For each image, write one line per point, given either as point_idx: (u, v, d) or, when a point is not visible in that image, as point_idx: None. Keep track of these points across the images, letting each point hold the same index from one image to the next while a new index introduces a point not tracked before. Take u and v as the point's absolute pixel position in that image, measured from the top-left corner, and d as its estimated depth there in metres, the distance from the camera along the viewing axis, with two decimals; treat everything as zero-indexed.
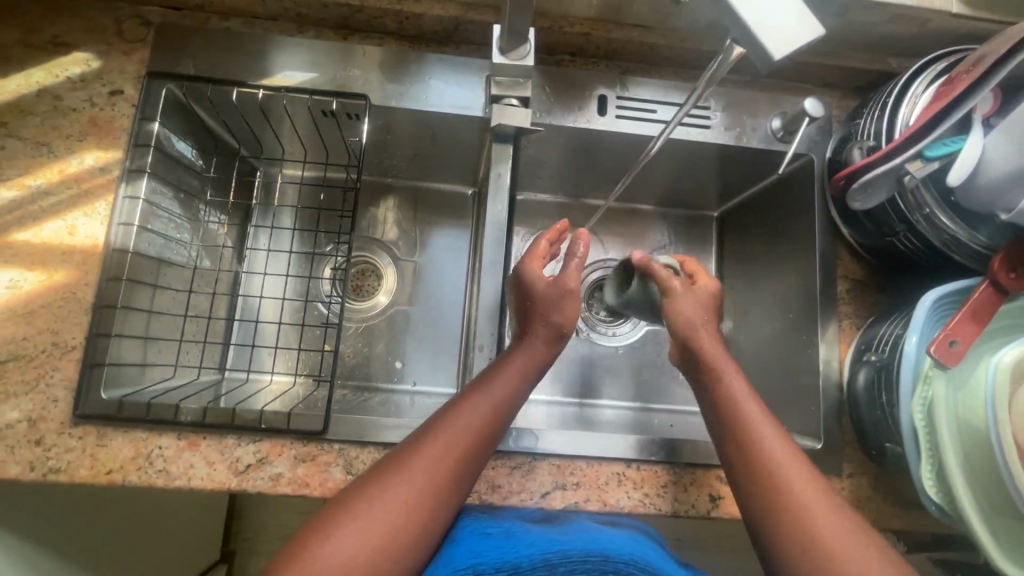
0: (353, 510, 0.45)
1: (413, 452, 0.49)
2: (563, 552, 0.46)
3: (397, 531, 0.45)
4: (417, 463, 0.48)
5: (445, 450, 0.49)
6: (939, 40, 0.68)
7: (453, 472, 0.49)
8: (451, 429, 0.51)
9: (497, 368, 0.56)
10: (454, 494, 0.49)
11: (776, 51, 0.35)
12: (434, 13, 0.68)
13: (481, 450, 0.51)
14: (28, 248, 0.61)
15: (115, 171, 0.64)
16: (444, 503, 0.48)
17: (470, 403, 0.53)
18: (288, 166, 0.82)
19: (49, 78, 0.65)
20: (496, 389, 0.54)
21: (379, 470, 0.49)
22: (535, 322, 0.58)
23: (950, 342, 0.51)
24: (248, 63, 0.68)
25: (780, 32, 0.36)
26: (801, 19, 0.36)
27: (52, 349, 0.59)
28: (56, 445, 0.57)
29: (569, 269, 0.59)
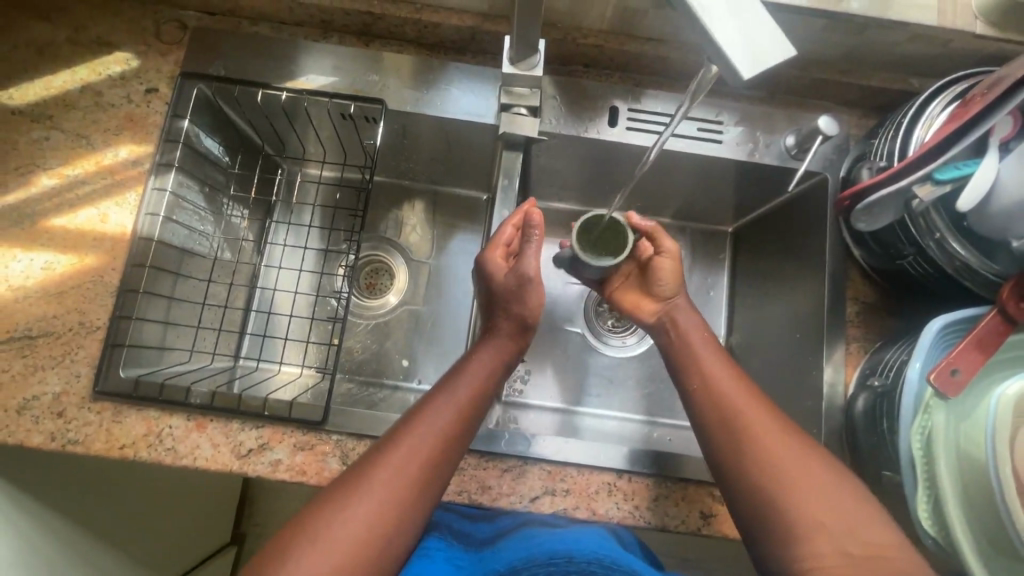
0: (333, 508, 0.48)
1: (387, 446, 0.51)
2: (529, 559, 0.49)
3: (376, 525, 0.47)
4: (392, 457, 0.50)
5: (420, 443, 0.51)
6: (963, 61, 0.66)
7: (432, 463, 0.51)
8: (425, 421, 0.53)
9: (467, 360, 0.59)
10: (430, 486, 0.51)
11: (747, 70, 0.35)
12: (452, 23, 0.71)
13: (455, 440, 0.53)
14: (63, 233, 0.65)
15: (146, 163, 0.68)
16: (422, 496, 0.50)
17: (442, 395, 0.55)
18: (309, 165, 0.85)
19: (91, 75, 0.70)
20: (468, 380, 0.57)
21: (357, 466, 0.51)
22: (497, 316, 0.62)
23: (951, 370, 0.50)
24: (273, 66, 0.72)
25: (753, 52, 0.35)
26: (777, 37, 0.35)
27: (78, 328, 0.64)
28: (76, 418, 0.61)
29: (522, 262, 0.62)
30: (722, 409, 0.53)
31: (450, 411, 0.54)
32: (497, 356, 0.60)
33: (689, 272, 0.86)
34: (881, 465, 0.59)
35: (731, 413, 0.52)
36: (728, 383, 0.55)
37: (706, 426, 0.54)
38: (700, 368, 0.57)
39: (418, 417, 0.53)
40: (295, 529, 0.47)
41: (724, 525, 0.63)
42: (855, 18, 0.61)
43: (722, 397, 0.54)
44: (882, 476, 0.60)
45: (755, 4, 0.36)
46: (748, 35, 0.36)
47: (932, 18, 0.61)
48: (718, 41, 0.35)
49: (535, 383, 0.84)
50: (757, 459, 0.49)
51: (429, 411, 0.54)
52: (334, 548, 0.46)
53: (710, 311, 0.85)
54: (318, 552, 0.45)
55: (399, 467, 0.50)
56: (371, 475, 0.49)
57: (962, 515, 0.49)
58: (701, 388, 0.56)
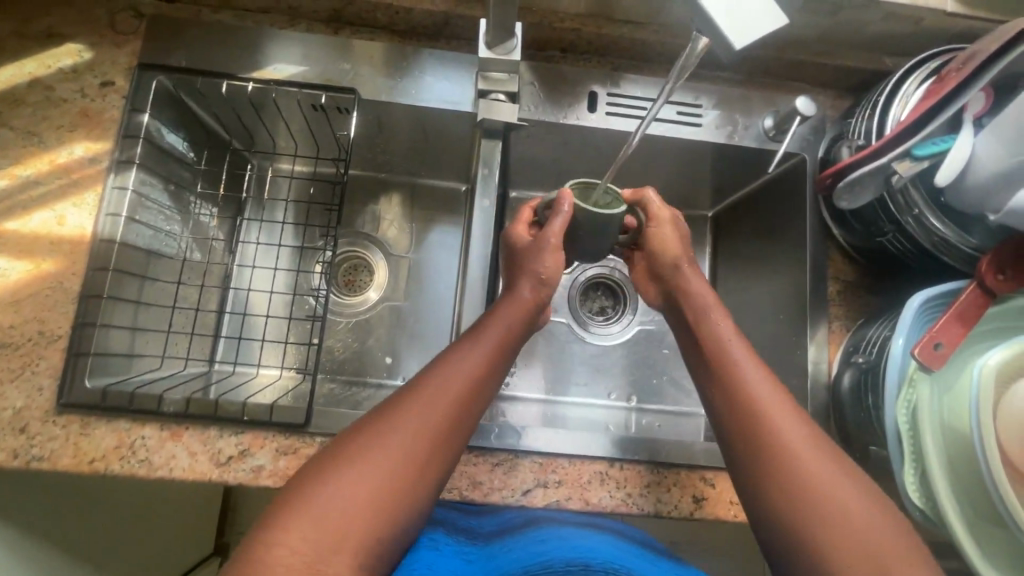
0: (349, 454, 0.45)
1: (407, 399, 0.49)
2: (544, 564, 0.48)
3: (372, 491, 0.44)
4: (410, 409, 0.48)
5: (438, 396, 0.49)
6: (934, 40, 0.67)
7: (451, 419, 0.49)
8: (443, 376, 0.51)
9: (486, 319, 0.56)
10: (447, 445, 0.48)
11: (737, 41, 0.34)
12: (423, 8, 0.68)
13: (473, 400, 0.51)
14: (16, 238, 0.62)
15: (104, 162, 0.65)
16: (440, 455, 0.48)
17: (469, 350, 0.53)
18: (280, 160, 0.82)
19: (41, 69, 0.66)
20: (489, 337, 0.54)
21: (373, 415, 0.48)
22: (521, 279, 0.59)
23: (935, 344, 0.50)
24: (238, 56, 0.68)
25: (744, 24, 0.34)
26: (766, 5, 0.34)
27: (38, 338, 0.60)
28: (40, 433, 0.58)
29: (543, 234, 0.59)
30: (770, 416, 0.48)
31: (471, 368, 0.52)
32: (517, 316, 0.57)
33: None
34: (867, 440, 0.60)
35: (773, 425, 0.47)
36: (752, 369, 0.51)
37: (735, 442, 0.49)
38: (738, 377, 0.50)
39: (436, 372, 0.51)
40: (307, 474, 0.45)
41: (716, 508, 0.63)
42: None
43: (750, 401, 0.49)
44: (869, 451, 0.61)
45: None
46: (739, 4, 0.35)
47: None
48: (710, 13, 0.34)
49: (522, 376, 0.83)
50: (804, 480, 0.44)
51: (451, 364, 0.52)
52: (347, 496, 0.43)
53: None
54: (330, 499, 0.43)
55: (419, 420, 0.47)
56: (389, 425, 0.47)
57: (946, 484, 0.50)
58: (734, 397, 0.50)
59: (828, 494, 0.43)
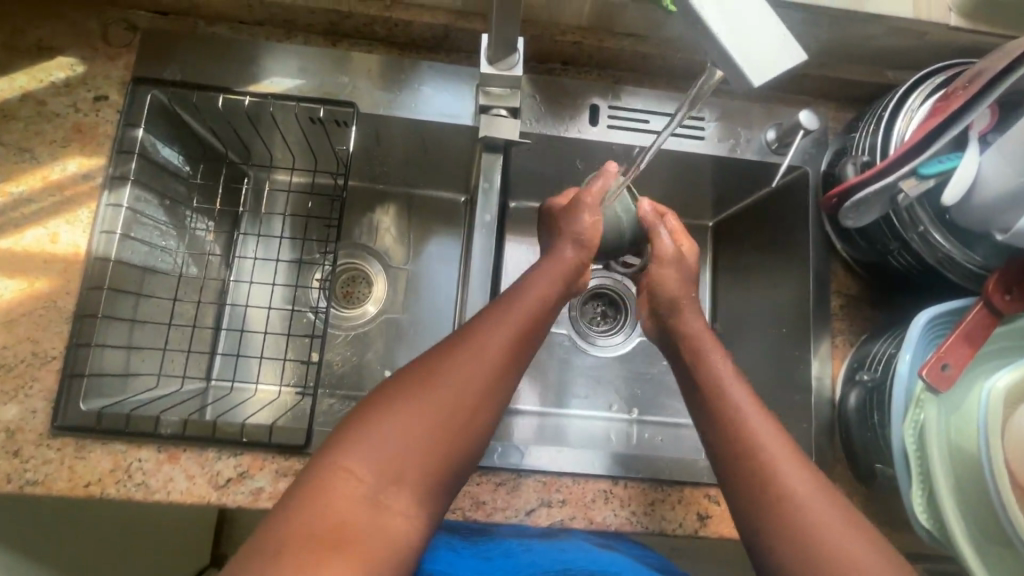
0: (406, 392, 0.45)
1: (460, 343, 0.48)
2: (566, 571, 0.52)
3: (431, 422, 0.44)
4: (465, 352, 0.47)
5: (490, 339, 0.49)
6: (936, 54, 0.67)
7: (508, 357, 0.49)
8: (497, 322, 0.50)
9: (538, 268, 0.56)
10: (501, 389, 0.48)
11: (756, 77, 0.33)
12: (423, 21, 0.67)
13: (526, 346, 0.50)
14: (8, 256, 0.60)
15: (99, 178, 0.64)
16: (495, 399, 0.47)
17: (521, 298, 0.52)
18: (277, 172, 0.81)
19: (32, 83, 0.65)
20: (540, 283, 0.54)
21: (427, 356, 0.48)
22: (563, 241, 0.58)
23: (942, 365, 0.50)
24: (235, 69, 0.67)
25: (760, 59, 0.33)
26: (784, 38, 0.34)
27: (31, 359, 0.59)
28: (34, 457, 0.57)
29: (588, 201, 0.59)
30: (770, 463, 0.47)
31: (524, 315, 0.51)
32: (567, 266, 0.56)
33: None
34: (872, 458, 0.60)
35: (772, 473, 0.46)
36: (748, 403, 0.51)
37: (734, 489, 0.48)
38: (736, 419, 0.50)
39: (491, 317, 0.50)
40: (363, 411, 0.45)
41: (721, 526, 0.62)
42: (833, 12, 0.60)
43: (745, 434, 0.49)
44: (874, 469, 0.60)
45: (764, 6, 0.34)
46: (754, 38, 0.33)
47: (909, 10, 0.61)
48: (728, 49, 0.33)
49: (523, 389, 0.82)
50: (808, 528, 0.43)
51: (505, 306, 0.51)
52: (404, 435, 0.43)
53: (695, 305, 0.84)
54: (389, 436, 0.43)
55: (475, 364, 0.47)
56: (445, 367, 0.46)
57: (954, 505, 0.49)
58: (735, 435, 0.49)
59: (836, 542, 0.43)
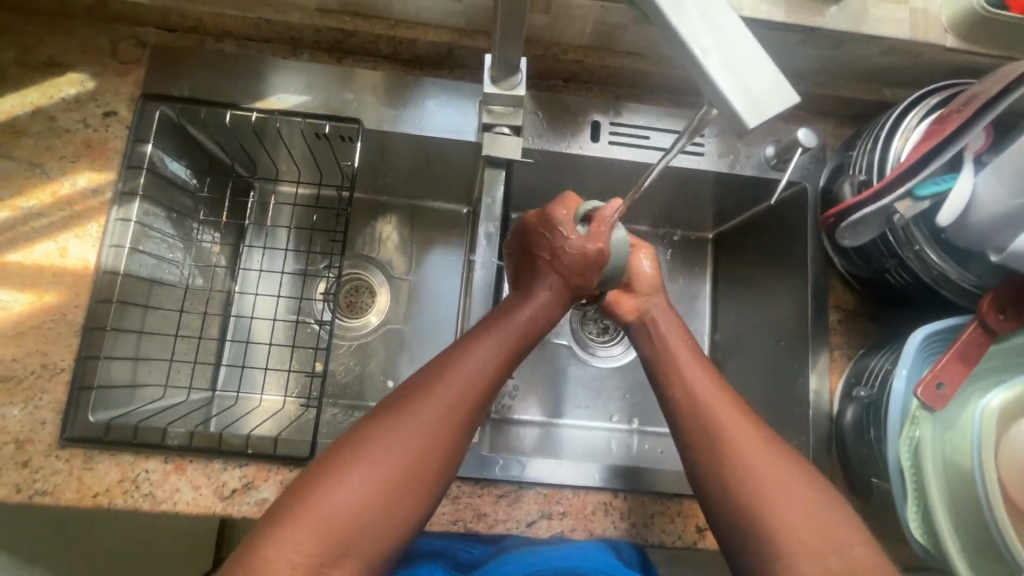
0: (371, 440, 0.43)
1: (416, 397, 0.46)
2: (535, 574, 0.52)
3: (383, 487, 0.41)
4: (437, 395, 0.46)
5: (449, 391, 0.46)
6: (933, 73, 0.68)
7: (468, 411, 0.46)
8: (468, 363, 0.48)
9: (506, 311, 0.54)
10: (469, 435, 0.47)
11: (750, 119, 0.33)
12: (428, 39, 0.69)
13: (488, 395, 0.48)
14: (19, 270, 0.61)
15: (108, 193, 0.65)
16: (461, 448, 0.46)
17: (494, 338, 0.51)
18: (283, 184, 0.82)
19: (43, 99, 0.66)
20: (506, 330, 0.52)
21: (395, 398, 0.46)
22: (545, 271, 0.56)
23: (938, 384, 0.51)
24: (242, 86, 0.68)
25: (754, 99, 0.34)
26: (777, 82, 0.34)
27: (41, 371, 0.60)
28: (44, 467, 0.58)
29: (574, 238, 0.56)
30: (769, 487, 0.44)
31: (495, 357, 0.50)
32: (542, 306, 0.55)
33: (673, 280, 0.86)
34: (869, 473, 0.61)
35: (770, 500, 0.43)
36: (732, 419, 0.48)
37: (724, 517, 0.45)
38: (729, 442, 0.47)
39: (462, 358, 0.49)
40: (310, 474, 0.42)
41: None
42: (831, 32, 0.61)
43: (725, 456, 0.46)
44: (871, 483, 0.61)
45: (758, 50, 0.34)
46: (751, 83, 0.34)
47: (906, 31, 0.62)
48: (721, 89, 0.33)
49: (524, 400, 0.83)
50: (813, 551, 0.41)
51: (466, 356, 0.49)
52: (370, 484, 0.41)
53: (694, 316, 0.85)
54: (354, 486, 0.41)
55: (446, 408, 0.45)
56: (414, 412, 0.44)
57: (948, 519, 0.50)
58: (719, 467, 0.46)
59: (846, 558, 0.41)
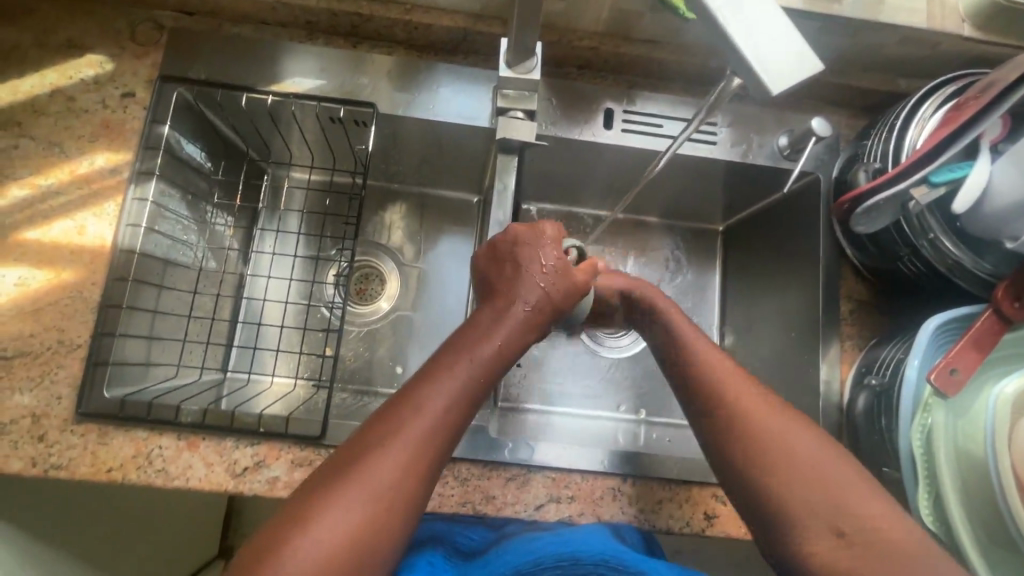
0: (328, 498, 0.43)
1: (372, 449, 0.45)
2: (535, 560, 0.49)
3: (342, 544, 0.42)
4: (398, 445, 0.45)
5: (405, 439, 0.45)
6: (950, 63, 0.67)
7: (428, 455, 0.46)
8: (429, 403, 0.47)
9: (476, 334, 0.52)
10: (434, 472, 0.47)
11: (773, 86, 0.35)
12: (443, 24, 0.69)
13: (449, 434, 0.47)
14: (37, 247, 0.62)
15: (125, 172, 0.65)
16: (423, 491, 0.46)
17: (459, 371, 0.49)
18: (295, 170, 0.83)
19: (62, 79, 0.67)
20: (471, 360, 0.50)
21: (357, 444, 0.46)
22: (523, 290, 0.54)
23: (951, 370, 0.51)
24: (259, 69, 0.69)
25: (777, 68, 0.35)
26: (801, 52, 0.35)
27: (57, 347, 0.60)
28: (59, 442, 0.58)
29: (562, 264, 0.56)
30: (810, 481, 0.44)
31: (461, 394, 0.49)
32: (513, 333, 0.53)
33: (683, 272, 0.86)
34: (880, 462, 0.60)
35: (804, 488, 0.44)
36: (754, 407, 0.48)
37: (763, 511, 0.45)
38: (751, 439, 0.47)
39: (425, 399, 0.47)
40: (270, 534, 0.42)
41: (727, 525, 0.63)
42: (848, 21, 0.61)
43: (753, 449, 0.46)
44: (882, 472, 0.61)
45: (784, 20, 0.36)
46: (768, 53, 0.35)
47: (922, 20, 0.62)
48: (747, 58, 0.35)
49: (532, 388, 0.83)
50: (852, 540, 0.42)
51: (425, 396, 0.48)
52: (334, 538, 0.41)
53: (703, 308, 0.85)
54: (319, 542, 0.41)
55: (407, 457, 0.45)
56: (375, 462, 0.44)
57: (958, 505, 0.50)
58: (747, 460, 0.46)
59: (894, 544, 0.41)
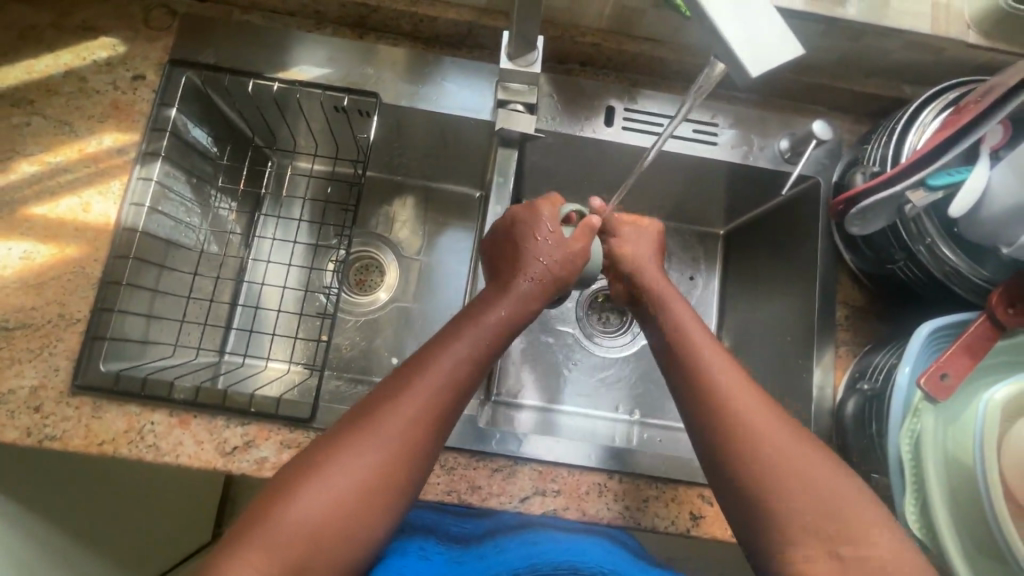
0: (345, 446, 0.46)
1: (386, 404, 0.48)
2: (533, 565, 0.47)
3: (358, 488, 0.45)
4: (405, 402, 0.48)
5: (419, 396, 0.48)
6: (954, 70, 0.67)
7: (438, 415, 0.49)
8: (441, 365, 0.50)
9: (487, 303, 0.56)
10: (443, 432, 0.50)
11: (754, 69, 0.35)
12: (449, 17, 0.70)
13: (458, 397, 0.50)
14: (43, 222, 0.64)
15: (131, 152, 0.67)
16: (433, 447, 0.49)
17: (468, 338, 0.53)
18: (300, 159, 0.84)
19: (76, 60, 0.68)
20: (482, 328, 0.54)
21: (371, 402, 0.49)
22: (524, 263, 0.58)
23: (942, 375, 0.50)
24: (267, 56, 0.70)
25: (760, 53, 0.36)
26: (784, 37, 0.36)
27: (58, 320, 0.62)
28: (54, 413, 0.59)
29: (557, 239, 0.59)
30: (789, 470, 0.46)
31: (469, 360, 0.52)
32: (517, 305, 0.56)
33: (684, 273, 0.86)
34: (870, 469, 0.60)
35: (777, 476, 0.46)
36: (735, 397, 0.50)
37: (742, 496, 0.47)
38: (737, 430, 0.48)
39: (432, 362, 0.50)
40: (290, 476, 0.45)
41: (713, 526, 0.63)
42: (851, 24, 0.61)
43: (731, 437, 0.48)
44: (871, 479, 0.60)
45: (766, 4, 0.36)
46: (756, 32, 0.36)
47: (927, 25, 0.62)
48: (730, 42, 0.35)
49: (524, 382, 0.83)
50: (830, 532, 0.44)
51: (439, 359, 0.51)
52: (351, 482, 0.45)
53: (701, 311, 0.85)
54: (331, 487, 0.44)
55: (412, 415, 0.47)
56: (385, 418, 0.47)
57: (947, 517, 0.49)
58: (728, 453, 0.48)
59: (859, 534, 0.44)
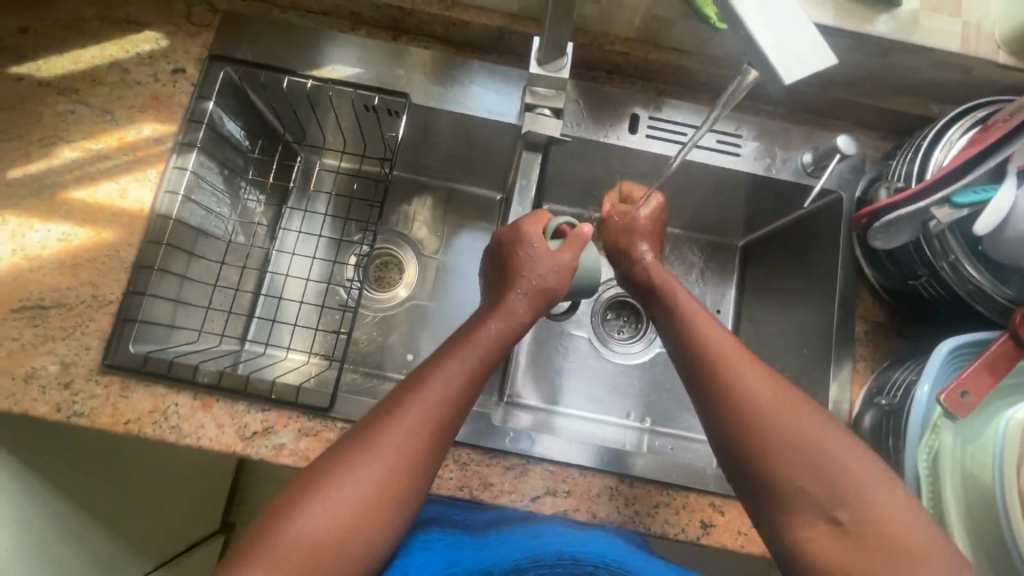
0: (343, 465, 0.46)
1: (383, 422, 0.48)
2: (536, 556, 0.48)
3: (357, 506, 0.45)
4: (402, 420, 0.48)
5: (414, 414, 0.49)
6: (983, 90, 0.67)
7: (433, 431, 0.49)
8: (436, 382, 0.51)
9: (479, 321, 0.57)
10: (441, 447, 0.50)
11: (786, 76, 0.36)
12: (480, 22, 0.71)
13: (455, 413, 0.51)
14: (82, 206, 0.66)
15: (169, 142, 0.69)
16: (431, 463, 0.49)
17: (464, 354, 0.53)
18: (328, 155, 0.86)
19: (120, 52, 0.71)
20: (476, 346, 0.54)
21: (368, 419, 0.49)
22: (513, 280, 0.60)
23: (962, 392, 0.50)
24: (302, 54, 0.72)
25: (792, 60, 0.37)
26: (816, 46, 0.37)
27: (91, 301, 0.64)
28: (83, 390, 0.61)
29: (548, 252, 0.61)
30: (811, 487, 0.45)
31: (464, 377, 0.52)
32: (508, 318, 0.57)
33: (699, 283, 0.86)
34: None
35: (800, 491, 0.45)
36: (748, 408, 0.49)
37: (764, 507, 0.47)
38: (750, 451, 0.48)
39: (427, 379, 0.51)
40: (290, 494, 0.46)
41: (723, 535, 0.62)
42: (879, 40, 0.62)
43: (745, 452, 0.48)
44: None
45: (799, 13, 0.37)
46: (780, 35, 0.37)
47: (957, 43, 0.62)
48: (764, 49, 0.36)
49: (536, 385, 0.84)
50: (862, 549, 0.42)
51: (434, 377, 0.51)
52: (349, 500, 0.45)
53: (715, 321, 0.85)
54: (330, 505, 0.44)
55: (406, 432, 0.48)
56: (381, 437, 0.47)
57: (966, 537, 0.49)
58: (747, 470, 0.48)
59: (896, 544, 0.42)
